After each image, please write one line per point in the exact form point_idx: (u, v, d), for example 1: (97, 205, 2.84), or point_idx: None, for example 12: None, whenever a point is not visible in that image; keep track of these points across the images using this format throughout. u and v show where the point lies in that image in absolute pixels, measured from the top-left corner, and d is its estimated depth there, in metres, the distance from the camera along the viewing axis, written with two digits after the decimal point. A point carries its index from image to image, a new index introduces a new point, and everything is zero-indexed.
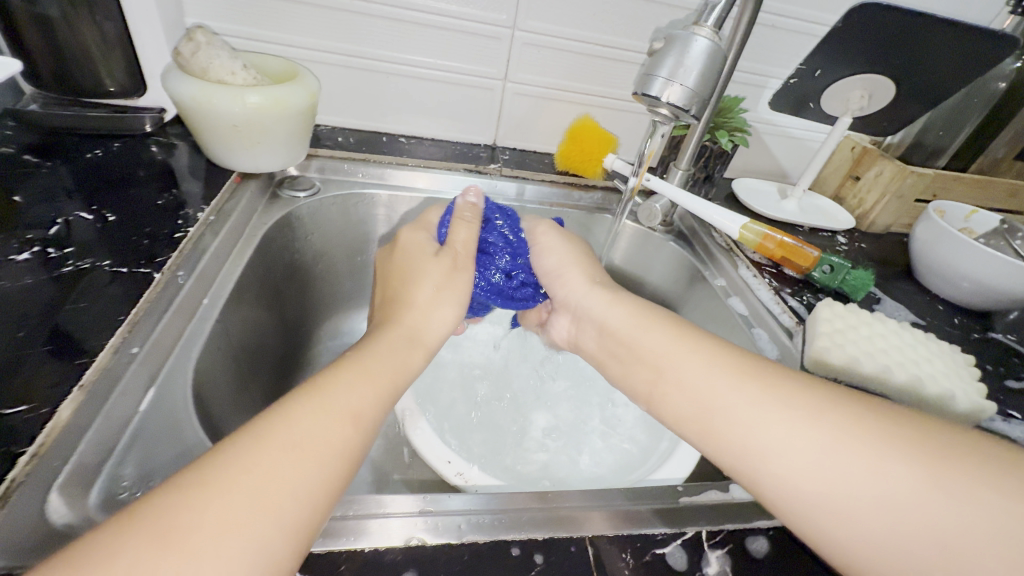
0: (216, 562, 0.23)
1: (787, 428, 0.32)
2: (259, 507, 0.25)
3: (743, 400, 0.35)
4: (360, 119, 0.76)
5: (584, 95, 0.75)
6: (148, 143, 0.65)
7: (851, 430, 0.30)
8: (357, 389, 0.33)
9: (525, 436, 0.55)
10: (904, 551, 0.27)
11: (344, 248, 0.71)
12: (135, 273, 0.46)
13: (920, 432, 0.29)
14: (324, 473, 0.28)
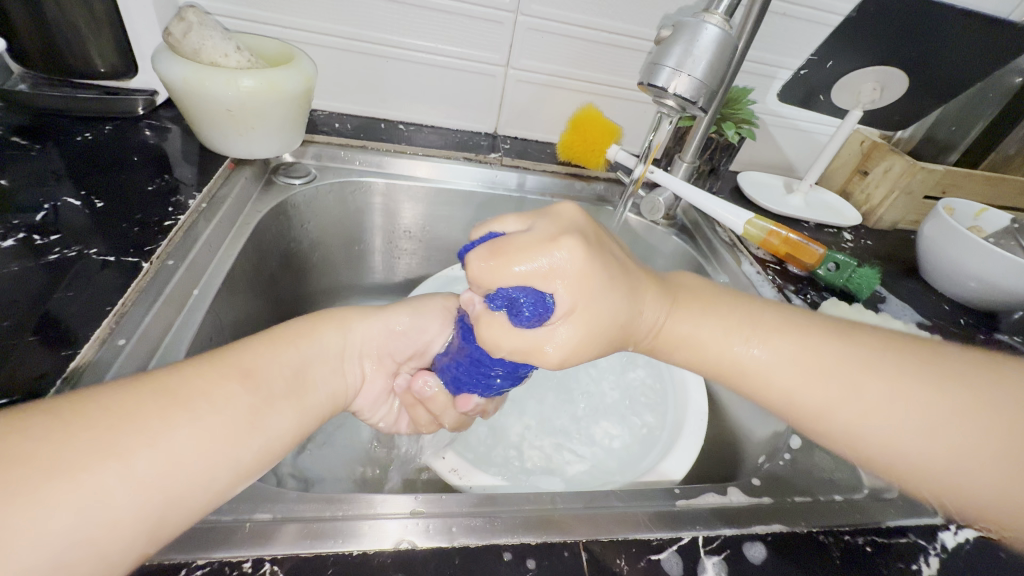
0: (67, 491, 0.24)
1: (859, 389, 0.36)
2: (130, 445, 0.27)
3: (809, 376, 0.36)
4: (358, 105, 0.74)
5: (588, 83, 0.73)
6: (140, 126, 0.63)
7: (913, 388, 0.35)
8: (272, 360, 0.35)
9: (521, 432, 0.54)
10: (950, 477, 0.34)
11: (341, 237, 0.70)
12: (124, 262, 0.45)
13: (989, 391, 0.34)
14: (242, 428, 0.30)
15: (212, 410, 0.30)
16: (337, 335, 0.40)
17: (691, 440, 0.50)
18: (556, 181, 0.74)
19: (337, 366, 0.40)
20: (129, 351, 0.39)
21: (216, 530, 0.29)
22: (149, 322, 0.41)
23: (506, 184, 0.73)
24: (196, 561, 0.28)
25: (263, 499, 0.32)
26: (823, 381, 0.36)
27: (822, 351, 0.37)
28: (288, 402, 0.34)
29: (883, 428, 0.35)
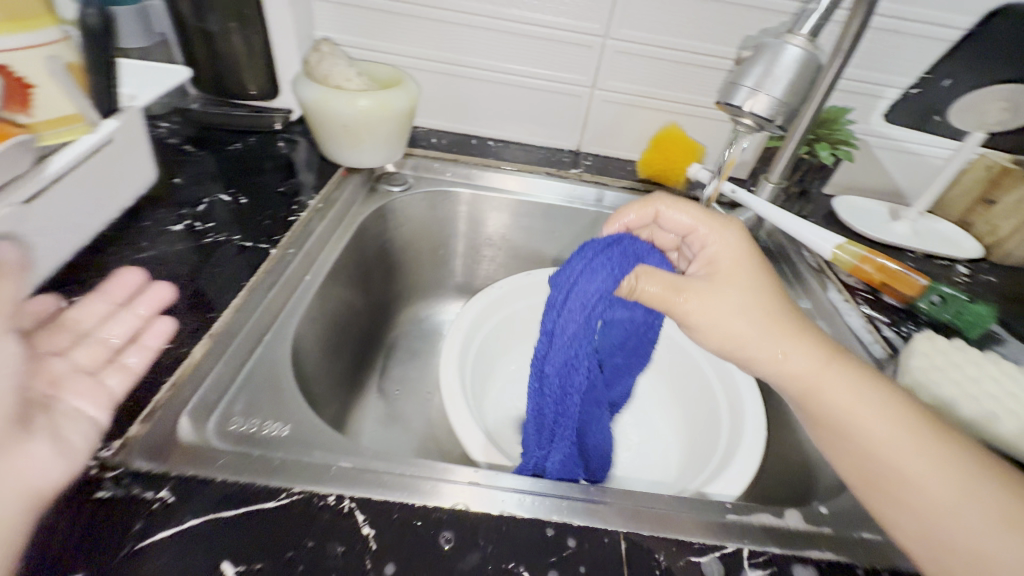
0: None
1: (857, 392, 0.38)
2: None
3: (738, 314, 0.41)
4: (453, 122, 0.81)
5: (673, 103, 0.74)
6: (277, 139, 0.75)
7: (844, 412, 0.38)
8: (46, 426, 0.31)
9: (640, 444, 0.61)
10: (895, 499, 0.35)
11: (430, 240, 0.78)
12: (258, 247, 0.55)
13: (905, 443, 0.36)
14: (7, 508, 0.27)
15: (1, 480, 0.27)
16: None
17: (744, 467, 0.46)
18: (634, 198, 0.76)
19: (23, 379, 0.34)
20: (256, 319, 0.47)
21: (314, 467, 0.35)
22: (269, 300, 0.49)
23: (585, 199, 0.76)
24: (294, 488, 0.33)
25: (347, 449, 0.37)
26: (758, 329, 0.41)
27: (768, 319, 0.41)
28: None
29: (866, 419, 0.37)
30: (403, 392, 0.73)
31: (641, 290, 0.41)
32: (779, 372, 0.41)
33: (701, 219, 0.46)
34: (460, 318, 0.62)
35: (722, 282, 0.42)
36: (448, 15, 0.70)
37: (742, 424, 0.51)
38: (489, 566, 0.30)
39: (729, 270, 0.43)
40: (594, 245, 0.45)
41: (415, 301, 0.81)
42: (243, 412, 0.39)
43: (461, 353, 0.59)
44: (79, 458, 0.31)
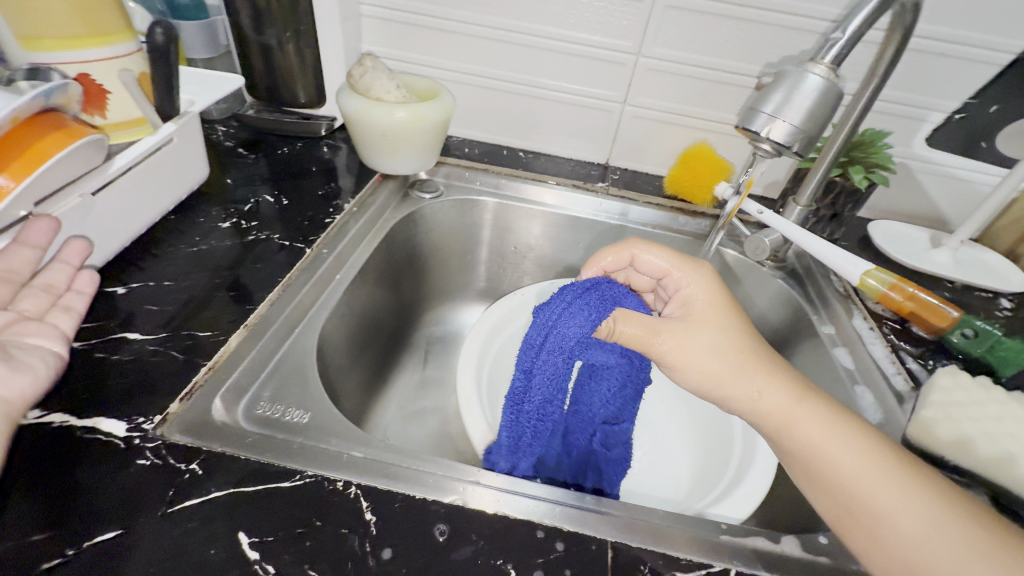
0: None
1: (827, 431, 0.39)
2: None
3: (711, 350, 0.43)
4: (486, 133, 0.84)
5: (704, 121, 0.75)
6: (321, 144, 0.80)
7: (816, 451, 0.39)
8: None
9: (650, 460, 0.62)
10: (872, 539, 0.36)
11: (457, 245, 0.81)
12: (296, 246, 0.59)
13: (880, 481, 0.36)
14: None
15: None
16: None
17: (750, 493, 0.46)
18: (660, 213, 0.76)
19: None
20: (289, 312, 0.51)
21: (327, 454, 0.38)
22: (302, 295, 0.53)
23: (610, 212, 0.77)
24: (308, 471, 0.36)
25: (360, 439, 0.39)
26: (730, 365, 0.42)
27: (739, 354, 0.42)
28: None
29: (841, 457, 0.38)
30: (422, 390, 0.76)
31: (619, 331, 0.45)
32: (755, 409, 0.42)
33: (675, 262, 0.48)
34: (481, 323, 0.65)
35: (694, 322, 0.44)
36: (485, 31, 0.73)
37: (752, 449, 0.51)
38: (480, 560, 0.32)
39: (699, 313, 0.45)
40: (573, 289, 0.49)
41: (440, 304, 0.84)
42: (271, 397, 0.42)
43: (478, 356, 0.62)
44: (41, 378, 0.36)
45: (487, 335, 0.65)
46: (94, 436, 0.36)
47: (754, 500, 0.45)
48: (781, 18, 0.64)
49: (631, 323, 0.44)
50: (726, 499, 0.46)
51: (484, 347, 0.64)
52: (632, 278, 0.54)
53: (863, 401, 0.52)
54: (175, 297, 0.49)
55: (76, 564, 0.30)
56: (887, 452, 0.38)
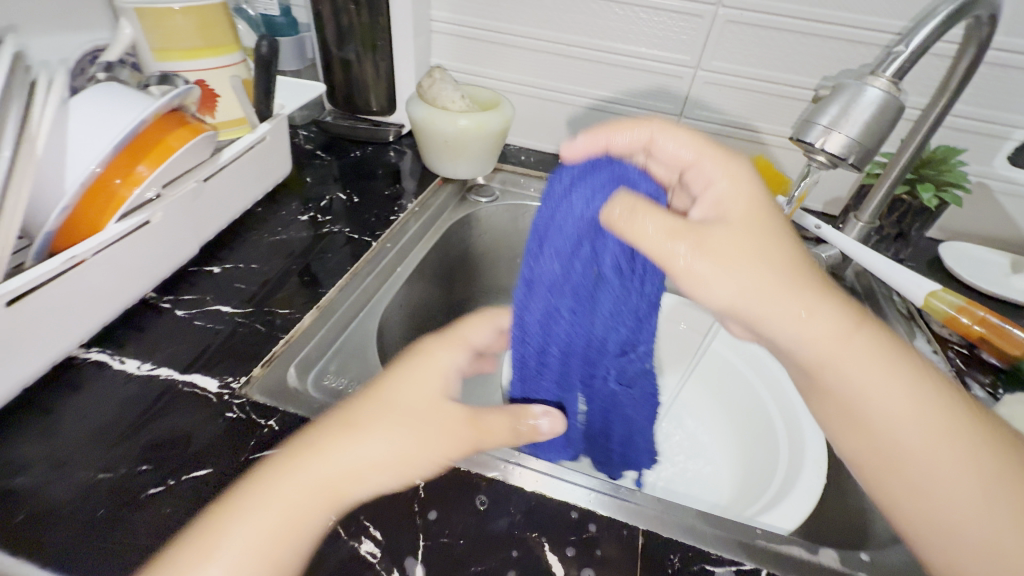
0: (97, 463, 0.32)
1: (870, 376, 0.36)
2: None
3: (748, 266, 0.35)
4: (542, 142, 0.88)
5: (762, 134, 0.74)
6: (389, 149, 0.86)
7: (859, 396, 0.36)
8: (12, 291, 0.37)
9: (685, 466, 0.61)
10: (917, 497, 0.36)
11: (509, 248, 0.84)
12: (363, 240, 0.64)
13: (914, 429, 0.35)
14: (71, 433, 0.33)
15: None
16: None
17: (795, 508, 0.45)
18: None
19: None
20: (355, 298, 0.56)
21: None
22: (366, 284, 0.58)
23: None
24: None
25: None
26: (775, 287, 0.35)
27: (778, 270, 0.35)
28: None
29: (882, 404, 0.36)
30: None
31: (618, 217, 0.36)
32: (798, 336, 0.35)
33: (705, 151, 0.41)
34: None
35: (726, 221, 0.37)
36: (547, 45, 0.77)
37: (799, 466, 0.50)
38: (516, 532, 0.35)
39: (733, 210, 0.38)
40: (573, 168, 0.41)
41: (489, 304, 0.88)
42: (340, 373, 0.47)
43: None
44: None
45: None
46: (191, 388, 0.42)
47: (799, 514, 0.44)
48: (849, 32, 0.64)
49: (655, 214, 0.35)
50: (770, 511, 0.45)
51: None
52: (650, 168, 0.45)
53: None
54: (259, 278, 0.55)
55: (175, 493, 0.35)
56: (926, 389, 0.36)
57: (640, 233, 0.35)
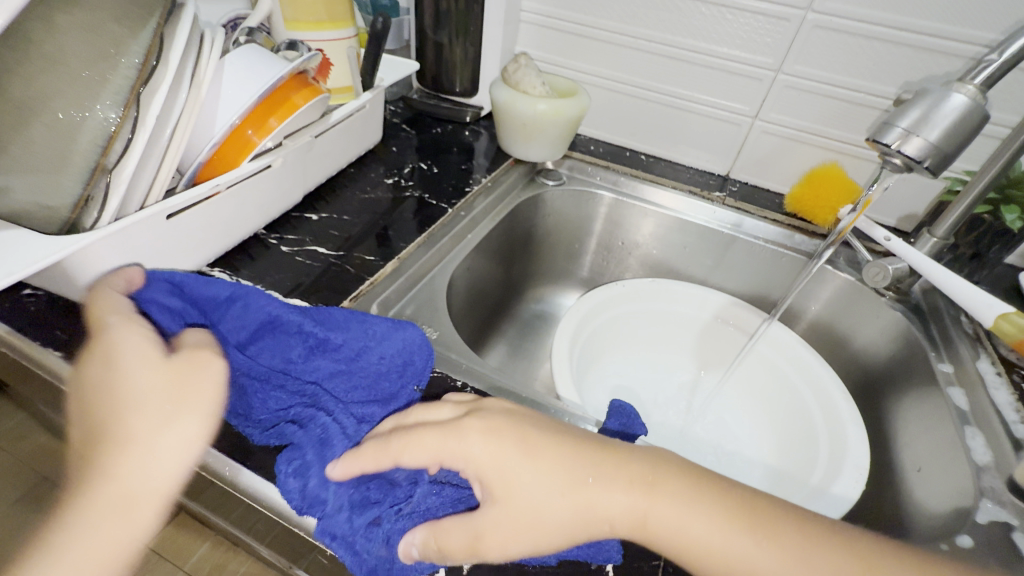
0: (155, 459, 0.33)
1: (708, 521, 0.31)
2: (120, 502, 0.32)
3: (573, 506, 0.32)
4: (612, 134, 0.91)
5: (838, 142, 0.74)
6: (466, 129, 0.92)
7: (728, 521, 0.31)
8: (192, 393, 0.34)
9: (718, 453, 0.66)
10: None
11: (569, 232, 0.88)
12: (440, 206, 0.70)
13: (772, 529, 0.31)
14: (117, 520, 0.32)
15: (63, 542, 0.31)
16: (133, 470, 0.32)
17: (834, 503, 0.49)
18: (775, 229, 0.77)
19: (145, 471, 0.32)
20: (430, 255, 0.62)
21: (451, 361, 0.48)
22: (440, 245, 0.64)
23: (723, 221, 0.80)
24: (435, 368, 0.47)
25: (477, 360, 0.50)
26: (631, 494, 0.32)
27: (630, 458, 0.34)
28: (184, 421, 0.34)
29: (686, 531, 0.31)
30: (514, 357, 0.85)
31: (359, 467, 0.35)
32: (563, 510, 0.32)
33: (436, 453, 0.35)
34: (582, 302, 0.72)
35: (524, 484, 0.33)
36: (629, 40, 0.79)
37: (838, 466, 0.53)
38: None
39: (482, 453, 0.34)
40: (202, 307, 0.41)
41: (543, 283, 0.93)
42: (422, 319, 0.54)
43: (575, 327, 0.70)
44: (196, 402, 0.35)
45: (586, 311, 0.72)
46: None
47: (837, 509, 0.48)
48: (941, 44, 0.63)
49: (423, 435, 0.35)
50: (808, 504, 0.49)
51: (583, 323, 0.71)
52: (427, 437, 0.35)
53: (971, 440, 0.50)
54: (349, 229, 0.62)
55: None
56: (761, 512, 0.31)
57: (409, 446, 0.35)
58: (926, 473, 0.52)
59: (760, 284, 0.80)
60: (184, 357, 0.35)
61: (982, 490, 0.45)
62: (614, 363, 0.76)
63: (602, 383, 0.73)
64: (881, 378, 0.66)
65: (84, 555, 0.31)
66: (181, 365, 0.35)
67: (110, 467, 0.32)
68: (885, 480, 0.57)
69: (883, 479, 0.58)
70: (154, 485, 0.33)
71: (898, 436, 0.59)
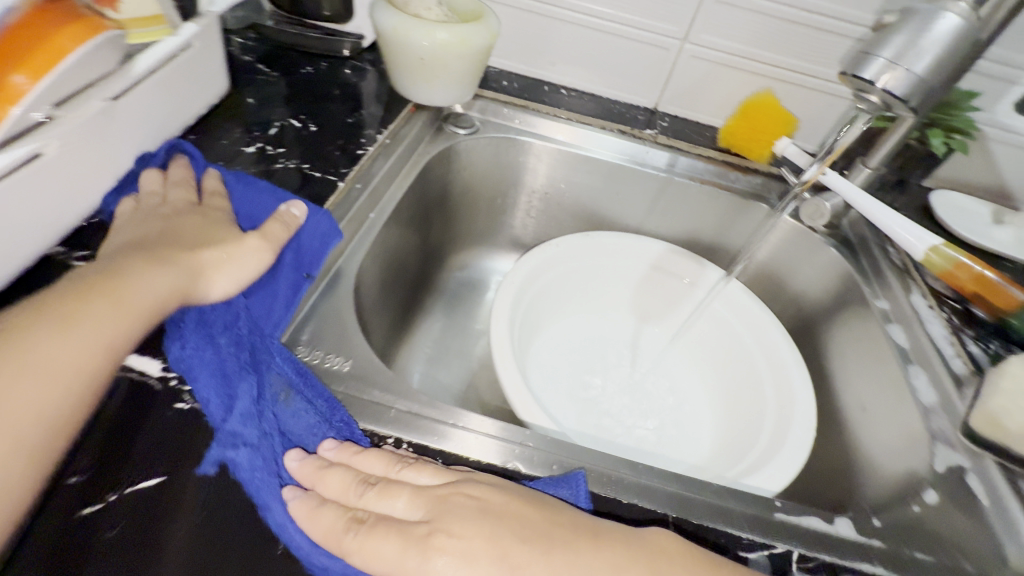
0: (143, 283, 0.36)
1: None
2: (112, 313, 0.34)
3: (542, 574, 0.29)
4: (526, 65, 0.77)
5: (770, 66, 0.68)
6: (346, 66, 0.72)
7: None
8: (223, 254, 0.41)
9: (667, 417, 0.64)
10: None
11: (489, 188, 0.76)
12: (326, 178, 0.54)
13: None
14: (110, 315, 0.34)
15: (25, 354, 0.30)
16: (137, 297, 0.35)
17: (782, 474, 0.46)
18: (709, 167, 0.72)
19: (161, 303, 0.36)
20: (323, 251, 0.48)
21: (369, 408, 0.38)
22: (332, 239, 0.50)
23: (655, 163, 0.72)
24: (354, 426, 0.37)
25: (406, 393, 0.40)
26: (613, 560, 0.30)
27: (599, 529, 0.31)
28: (201, 266, 0.39)
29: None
30: (444, 340, 0.76)
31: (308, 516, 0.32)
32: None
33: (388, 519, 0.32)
34: (515, 272, 0.63)
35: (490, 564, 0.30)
36: None
37: (786, 428, 0.51)
38: None
39: (447, 538, 0.30)
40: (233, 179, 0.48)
41: (466, 249, 0.82)
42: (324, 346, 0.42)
43: (512, 301, 0.61)
44: (241, 274, 0.41)
45: (521, 282, 0.63)
46: (128, 374, 0.36)
47: (779, 483, 0.45)
48: None
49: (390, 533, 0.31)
50: (755, 473, 0.47)
51: (521, 294, 0.63)
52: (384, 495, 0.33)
53: (916, 380, 0.50)
54: None
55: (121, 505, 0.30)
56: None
57: (370, 554, 0.30)
58: (872, 419, 0.53)
59: (695, 228, 0.76)
60: (226, 231, 0.43)
61: (933, 434, 0.46)
62: (551, 332, 0.70)
63: (546, 360, 0.67)
64: (819, 317, 0.66)
65: (24, 374, 0.29)
66: (223, 255, 0.41)
67: (138, 266, 0.37)
68: (831, 422, 0.58)
69: (829, 422, 0.59)
70: (158, 311, 0.36)
71: (840, 377, 0.60)
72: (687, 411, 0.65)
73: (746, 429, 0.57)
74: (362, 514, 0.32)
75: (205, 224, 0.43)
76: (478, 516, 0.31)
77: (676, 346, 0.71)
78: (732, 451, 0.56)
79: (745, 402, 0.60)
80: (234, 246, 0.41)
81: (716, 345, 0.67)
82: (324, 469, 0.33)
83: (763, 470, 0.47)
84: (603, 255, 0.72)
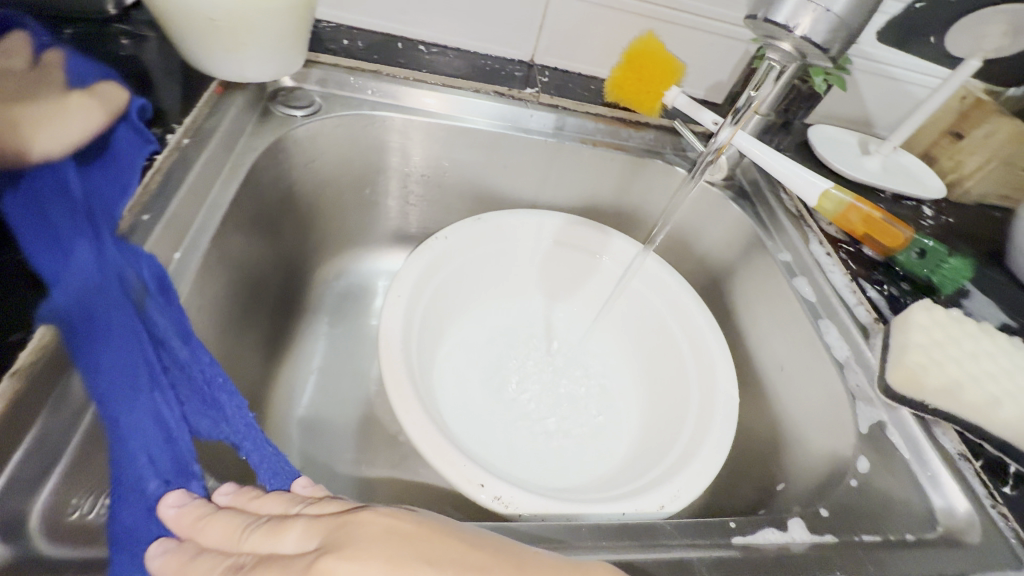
0: None
1: None
2: None
3: None
4: (368, 17, 0.61)
5: (650, 4, 0.60)
6: (114, 33, 0.51)
7: None
8: (56, 114, 0.36)
9: (590, 409, 0.59)
10: None
11: (349, 179, 0.63)
12: None
13: None
14: None
15: None
16: None
17: (699, 476, 0.44)
18: (599, 126, 0.65)
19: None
20: None
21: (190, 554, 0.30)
22: None
23: (542, 127, 0.63)
24: None
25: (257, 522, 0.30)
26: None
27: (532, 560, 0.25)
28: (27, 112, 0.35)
29: None
30: (332, 369, 0.64)
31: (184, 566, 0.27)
32: None
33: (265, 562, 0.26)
34: (399, 282, 0.51)
35: None
36: None
37: (708, 420, 0.49)
38: None
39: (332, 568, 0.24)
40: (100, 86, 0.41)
41: (336, 254, 0.69)
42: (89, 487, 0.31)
43: (403, 323, 0.49)
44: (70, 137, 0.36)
45: (409, 294, 0.52)
46: None
47: (698, 489, 0.43)
48: None
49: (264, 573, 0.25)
50: (671, 483, 0.44)
51: (412, 307, 0.52)
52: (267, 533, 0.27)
53: (828, 336, 0.50)
54: None
55: None
56: None
57: None
58: (790, 380, 0.52)
59: (591, 195, 0.69)
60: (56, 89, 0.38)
61: (853, 394, 0.45)
62: (453, 337, 0.60)
63: (453, 373, 0.58)
64: (725, 275, 0.65)
65: None
66: (47, 113, 0.36)
67: None
68: (751, 384, 0.58)
69: (749, 383, 0.58)
70: None
71: (753, 336, 0.59)
72: (613, 397, 0.61)
73: (671, 418, 0.53)
74: (245, 559, 0.27)
75: (32, 78, 0.37)
76: (382, 537, 0.25)
77: (597, 325, 0.66)
78: (651, 445, 0.53)
79: (669, 386, 0.57)
80: (63, 108, 0.37)
81: (637, 321, 0.63)
82: (207, 515, 0.29)
83: (681, 475, 0.44)
84: (502, 241, 0.62)
